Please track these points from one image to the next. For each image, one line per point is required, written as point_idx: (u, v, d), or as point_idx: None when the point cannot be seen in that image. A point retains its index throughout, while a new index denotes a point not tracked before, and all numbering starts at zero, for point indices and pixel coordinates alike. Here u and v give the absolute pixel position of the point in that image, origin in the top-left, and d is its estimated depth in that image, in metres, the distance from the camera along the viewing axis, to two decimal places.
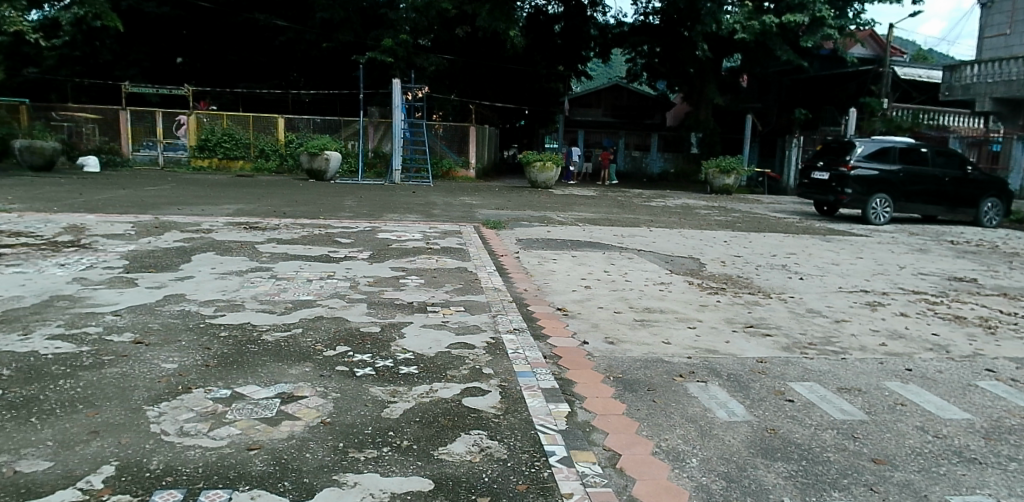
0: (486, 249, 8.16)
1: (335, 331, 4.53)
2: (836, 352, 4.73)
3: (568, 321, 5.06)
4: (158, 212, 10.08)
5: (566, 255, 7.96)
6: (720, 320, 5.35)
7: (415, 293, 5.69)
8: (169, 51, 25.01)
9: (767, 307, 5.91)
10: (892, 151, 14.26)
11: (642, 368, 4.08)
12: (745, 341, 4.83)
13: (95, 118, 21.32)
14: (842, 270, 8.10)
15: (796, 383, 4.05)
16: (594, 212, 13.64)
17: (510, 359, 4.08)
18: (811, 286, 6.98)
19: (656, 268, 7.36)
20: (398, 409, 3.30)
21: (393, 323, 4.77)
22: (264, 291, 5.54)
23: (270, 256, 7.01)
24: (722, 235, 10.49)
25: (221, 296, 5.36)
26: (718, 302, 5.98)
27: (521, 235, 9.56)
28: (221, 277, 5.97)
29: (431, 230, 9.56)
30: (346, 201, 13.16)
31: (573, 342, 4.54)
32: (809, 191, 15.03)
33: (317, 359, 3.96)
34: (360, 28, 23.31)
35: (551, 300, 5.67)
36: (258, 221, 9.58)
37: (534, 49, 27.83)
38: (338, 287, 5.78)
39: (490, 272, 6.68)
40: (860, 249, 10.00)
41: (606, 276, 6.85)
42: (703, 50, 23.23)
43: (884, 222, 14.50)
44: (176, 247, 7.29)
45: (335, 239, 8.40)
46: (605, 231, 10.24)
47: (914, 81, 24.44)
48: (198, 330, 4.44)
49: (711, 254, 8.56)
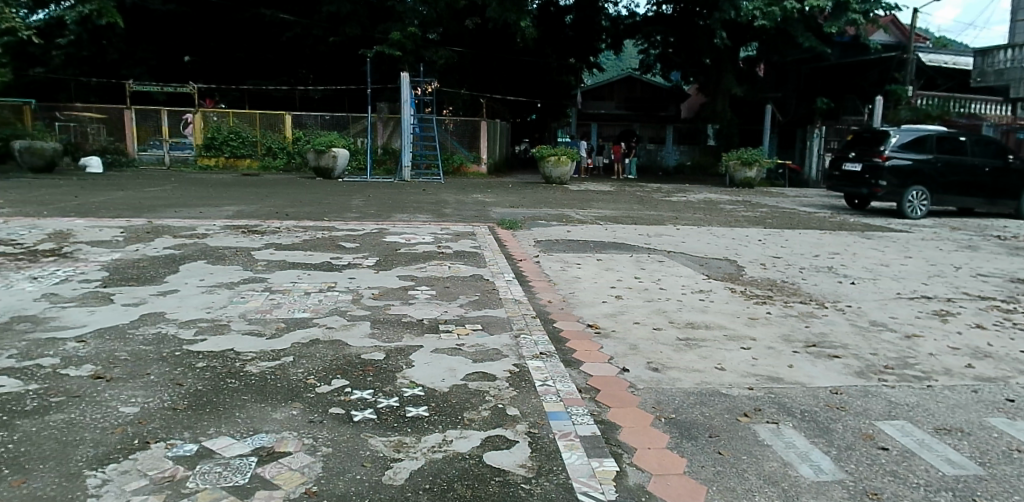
0: (503, 252, 7.49)
1: (333, 360, 3.85)
2: (919, 378, 4.00)
3: (603, 342, 4.35)
4: (153, 215, 9.49)
5: (590, 258, 7.27)
6: (777, 337, 4.63)
7: (425, 308, 5.02)
8: (176, 49, 24.50)
9: (824, 320, 5.20)
10: (928, 141, 13.45)
11: (698, 405, 3.39)
12: (811, 365, 4.13)
13: (100, 118, 20.83)
14: (895, 271, 7.35)
15: (884, 423, 3.35)
16: (615, 209, 12.91)
17: (539, 395, 3.41)
18: (866, 292, 6.25)
19: (691, 273, 6.65)
20: (403, 471, 2.63)
21: (399, 347, 4.09)
22: (255, 308, 4.89)
23: (266, 265, 6.36)
24: (755, 233, 9.77)
25: (205, 315, 4.69)
26: (769, 314, 5.25)
27: (540, 235, 8.91)
28: (208, 291, 5.33)
29: (443, 232, 8.89)
30: (352, 200, 12.58)
31: (612, 369, 3.85)
32: (840, 184, 14.15)
33: (306, 399, 3.29)
34: (368, 22, 22.62)
35: (579, 315, 4.97)
36: (257, 224, 8.95)
37: (545, 41, 27.08)
38: (339, 302, 5.11)
39: (508, 281, 6.00)
40: (907, 247, 9.24)
41: (638, 283, 6.12)
42: (721, 38, 22.43)
43: (921, 215, 13.69)
44: (164, 256, 6.68)
45: (339, 243, 7.76)
46: (629, 230, 9.54)
47: (940, 68, 23.42)
48: (171, 360, 3.78)
49: (748, 256, 7.82)
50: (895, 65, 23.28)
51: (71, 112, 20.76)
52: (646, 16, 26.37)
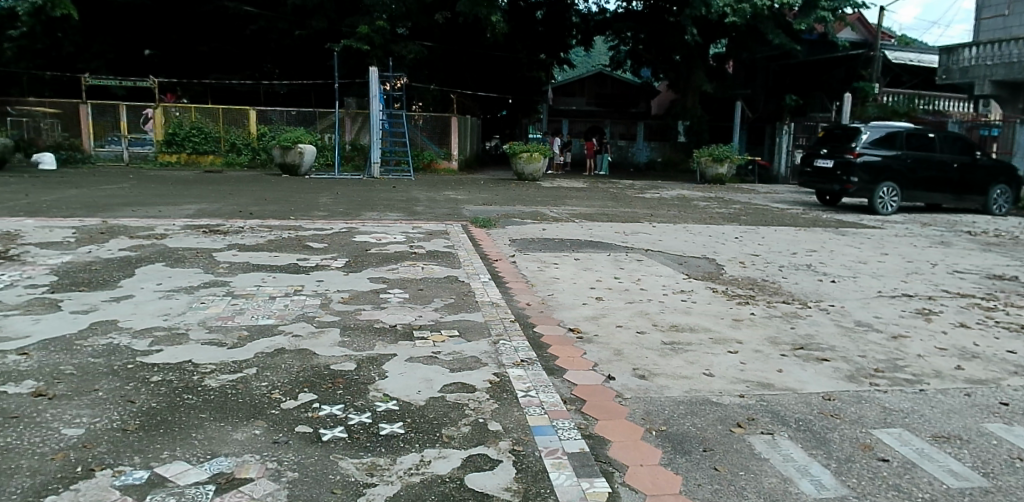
0: (477, 252, 7.25)
1: (300, 371, 3.58)
2: (911, 382, 3.89)
3: (586, 348, 4.15)
4: (109, 214, 9.04)
5: (568, 257, 7.08)
6: (763, 340, 4.51)
7: (398, 313, 4.78)
8: (136, 42, 23.65)
9: (809, 321, 5.10)
10: (898, 138, 13.59)
11: (688, 416, 3.22)
12: (800, 369, 4.00)
13: (55, 113, 20.02)
14: (873, 269, 7.33)
15: (882, 432, 3.21)
16: (588, 206, 12.78)
17: (521, 408, 3.20)
18: (847, 291, 6.19)
19: (671, 272, 6.50)
20: (378, 497, 2.40)
21: (371, 357, 3.84)
22: (216, 315, 4.58)
23: (228, 268, 6.04)
24: (731, 230, 9.71)
25: (162, 323, 4.36)
26: (753, 315, 5.13)
27: (515, 234, 8.70)
28: (166, 296, 5.00)
29: (415, 231, 8.62)
30: (320, 198, 12.26)
31: (596, 377, 3.66)
32: (812, 180, 14.22)
33: (271, 416, 3.02)
34: (335, 15, 22.10)
35: (560, 318, 4.78)
36: (220, 224, 8.59)
37: (516, 37, 26.84)
38: (306, 307, 4.83)
39: (484, 282, 5.79)
40: (882, 244, 9.26)
41: (618, 284, 5.96)
42: (692, 35, 22.47)
43: (891, 212, 13.84)
44: (119, 258, 6.30)
45: (306, 243, 7.46)
46: (605, 228, 9.39)
47: (905, 65, 23.79)
48: (122, 374, 3.47)
49: (726, 254, 7.72)
50: (862, 63, 23.61)
51: (24, 106, 19.90)
52: (616, 13, 26.31)
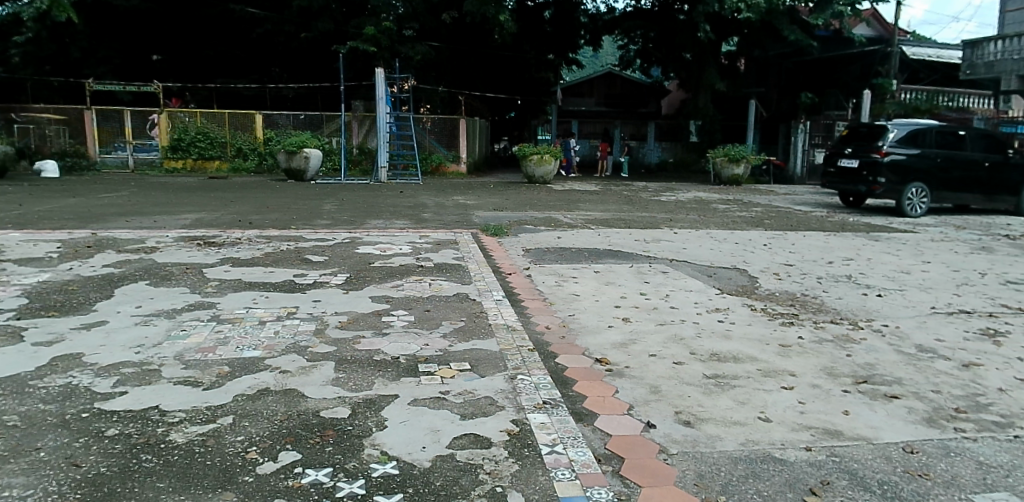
0: (489, 265, 6.69)
1: (283, 421, 3.03)
2: (1001, 427, 3.32)
3: (618, 384, 3.59)
4: (101, 226, 8.57)
5: (587, 270, 6.52)
6: (820, 372, 3.96)
7: (401, 340, 4.23)
8: (143, 48, 23.27)
9: (864, 345, 4.55)
10: (925, 136, 12.95)
11: (749, 480, 2.67)
12: (869, 411, 3.47)
13: (60, 119, 19.70)
14: (920, 280, 6.75)
15: (984, 498, 2.64)
16: (604, 211, 12.17)
17: (548, 471, 2.65)
18: (897, 308, 5.63)
19: (701, 286, 5.93)
20: None
21: (369, 399, 3.30)
22: (196, 345, 4.03)
23: (218, 286, 5.50)
24: (759, 236, 9.14)
25: (132, 357, 3.82)
26: (800, 340, 4.56)
27: (528, 242, 8.17)
28: (144, 323, 4.46)
29: (422, 240, 8.09)
30: (324, 205, 11.80)
31: (634, 425, 3.11)
32: (836, 181, 13.55)
33: (241, 486, 2.47)
34: (341, 17, 21.68)
35: (584, 345, 4.23)
36: (217, 234, 8.13)
37: (525, 36, 26.30)
38: (299, 335, 4.29)
39: (498, 301, 5.23)
40: (920, 250, 8.68)
41: (644, 300, 5.39)
42: (705, 31, 21.84)
43: (920, 214, 13.18)
44: (100, 276, 5.78)
45: (305, 257, 6.91)
46: (624, 235, 8.82)
47: (925, 61, 23.03)
48: (73, 427, 2.93)
49: (758, 264, 7.13)
50: (878, 59, 22.86)
51: (29, 113, 19.59)
52: (625, 11, 25.72)
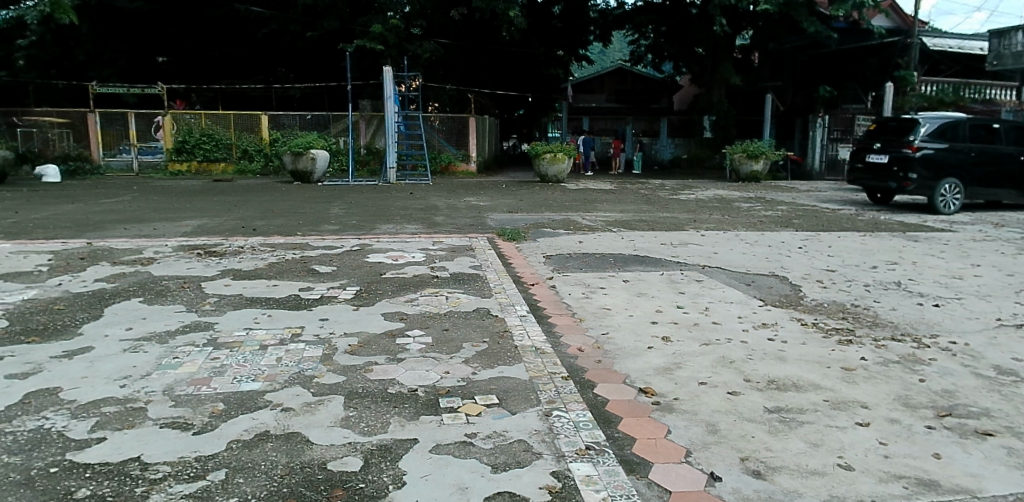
0: (509, 274, 6.23)
1: (282, 477, 2.58)
2: None
3: (670, 422, 3.12)
4: (98, 234, 8.19)
5: (615, 279, 6.04)
6: (895, 403, 3.47)
7: (418, 368, 3.76)
8: (149, 50, 22.99)
9: (936, 367, 4.05)
10: (958, 129, 12.37)
11: None
12: (964, 453, 2.98)
13: (62, 122, 19.34)
14: (975, 286, 6.23)
15: None
16: (623, 211, 11.68)
17: None
18: (960, 320, 5.12)
19: (742, 298, 5.45)
20: None
21: (384, 445, 2.84)
22: (188, 377, 3.59)
23: (216, 304, 5.05)
24: (791, 238, 8.65)
25: (116, 392, 3.37)
26: (864, 362, 4.07)
27: (548, 248, 7.69)
28: (132, 350, 4.02)
29: (436, 246, 7.66)
30: (331, 208, 11.36)
31: (697, 478, 2.63)
32: (864, 177, 12.96)
33: None
34: (347, 15, 21.26)
35: (625, 372, 3.75)
36: (218, 242, 7.73)
37: (534, 33, 25.80)
38: (304, 363, 3.83)
39: (522, 317, 4.76)
40: (965, 252, 8.17)
41: (683, 315, 4.91)
42: (720, 25, 21.24)
43: (954, 211, 12.64)
44: (92, 293, 5.36)
45: (312, 267, 6.47)
46: (649, 239, 8.33)
47: (947, 52, 22.33)
48: (37, 488, 2.49)
49: (798, 270, 6.64)
50: (898, 51, 22.16)
51: (31, 117, 19.16)
52: (637, 6, 25.19)
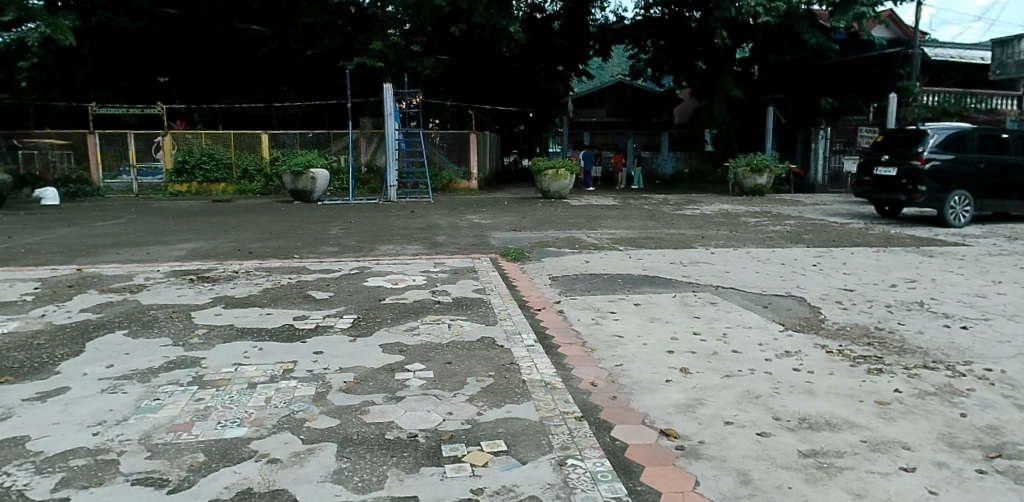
0: (515, 298, 5.94)
1: None
2: None
3: (698, 470, 2.82)
4: (90, 260, 7.94)
5: (625, 302, 5.76)
6: (939, 442, 3.18)
7: (418, 409, 3.46)
8: (149, 70, 22.87)
9: (976, 398, 3.76)
10: (967, 140, 12.11)
11: None
12: None
13: (62, 144, 19.17)
14: (1000, 306, 5.94)
15: None
16: (627, 228, 11.42)
17: None
18: (991, 344, 4.82)
19: (759, 321, 5.16)
20: None
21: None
22: (168, 422, 3.30)
23: (205, 336, 4.77)
24: (802, 255, 8.38)
25: (88, 442, 3.08)
26: (899, 394, 3.77)
27: (553, 269, 7.42)
28: (111, 390, 3.73)
29: (438, 268, 7.39)
30: (330, 229, 11.12)
31: None
32: (872, 190, 12.68)
33: None
34: (347, 33, 21.15)
35: (643, 410, 3.46)
36: (212, 266, 7.48)
37: (534, 49, 25.70)
38: (294, 404, 3.53)
39: (529, 348, 4.47)
40: (983, 267, 7.89)
41: (699, 342, 4.62)
42: (722, 37, 21.09)
43: (964, 223, 12.31)
44: (78, 325, 5.08)
45: (308, 293, 6.19)
46: (657, 257, 8.06)
47: (949, 62, 22.16)
48: None
49: (815, 290, 6.34)
50: (899, 62, 21.98)
51: (31, 139, 19.08)
52: (636, 20, 25.09)
